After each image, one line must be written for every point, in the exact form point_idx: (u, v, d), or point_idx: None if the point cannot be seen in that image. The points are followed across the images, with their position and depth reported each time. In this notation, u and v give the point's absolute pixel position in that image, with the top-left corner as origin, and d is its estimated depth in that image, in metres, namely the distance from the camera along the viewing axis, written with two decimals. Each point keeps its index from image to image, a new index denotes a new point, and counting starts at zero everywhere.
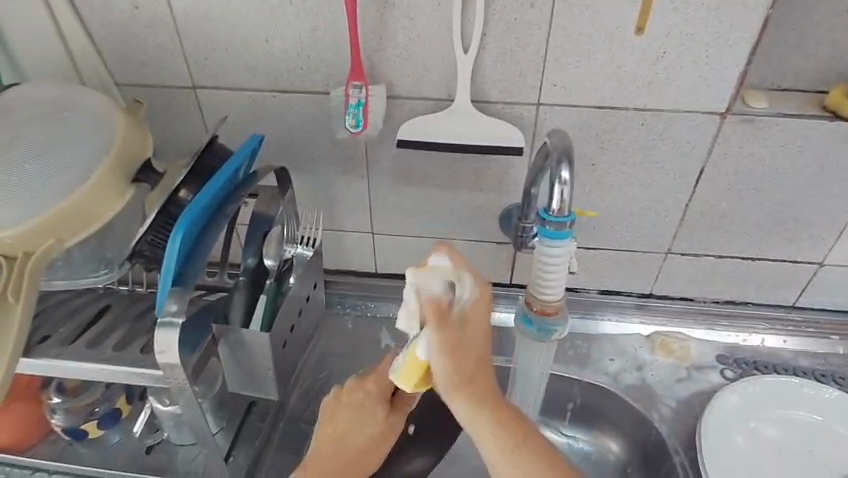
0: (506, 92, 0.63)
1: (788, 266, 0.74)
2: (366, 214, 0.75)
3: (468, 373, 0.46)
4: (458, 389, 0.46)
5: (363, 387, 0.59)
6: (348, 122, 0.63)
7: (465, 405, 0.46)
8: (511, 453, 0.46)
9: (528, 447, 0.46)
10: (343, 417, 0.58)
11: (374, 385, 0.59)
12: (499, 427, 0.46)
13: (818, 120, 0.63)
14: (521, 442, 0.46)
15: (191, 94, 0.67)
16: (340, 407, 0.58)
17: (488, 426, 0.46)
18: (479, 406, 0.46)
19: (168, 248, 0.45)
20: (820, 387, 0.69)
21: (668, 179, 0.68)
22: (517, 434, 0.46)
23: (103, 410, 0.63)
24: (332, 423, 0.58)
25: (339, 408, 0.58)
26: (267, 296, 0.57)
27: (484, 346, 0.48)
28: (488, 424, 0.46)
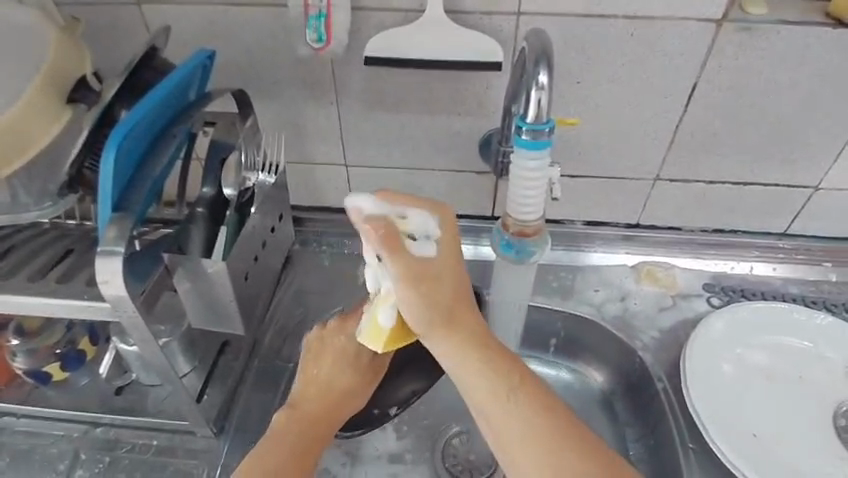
0: (483, 1, 0.58)
1: (781, 191, 0.71)
2: (337, 143, 0.70)
3: (445, 314, 0.45)
4: (444, 329, 0.45)
5: (345, 329, 0.56)
6: (310, 36, 0.56)
7: (448, 349, 0.45)
8: (504, 396, 0.43)
9: (522, 389, 0.43)
10: (327, 361, 0.55)
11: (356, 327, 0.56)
12: (491, 369, 0.44)
13: (822, 27, 0.58)
14: (512, 385, 0.43)
15: (136, 10, 0.61)
16: (323, 349, 0.55)
17: (481, 372, 0.44)
18: (467, 350, 0.44)
19: (102, 169, 0.40)
20: (811, 313, 0.67)
21: (658, 97, 0.63)
22: (506, 377, 0.44)
23: (67, 351, 0.62)
24: (315, 367, 0.55)
25: (322, 350, 0.55)
26: (228, 227, 0.53)
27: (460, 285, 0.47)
28: (476, 367, 0.44)
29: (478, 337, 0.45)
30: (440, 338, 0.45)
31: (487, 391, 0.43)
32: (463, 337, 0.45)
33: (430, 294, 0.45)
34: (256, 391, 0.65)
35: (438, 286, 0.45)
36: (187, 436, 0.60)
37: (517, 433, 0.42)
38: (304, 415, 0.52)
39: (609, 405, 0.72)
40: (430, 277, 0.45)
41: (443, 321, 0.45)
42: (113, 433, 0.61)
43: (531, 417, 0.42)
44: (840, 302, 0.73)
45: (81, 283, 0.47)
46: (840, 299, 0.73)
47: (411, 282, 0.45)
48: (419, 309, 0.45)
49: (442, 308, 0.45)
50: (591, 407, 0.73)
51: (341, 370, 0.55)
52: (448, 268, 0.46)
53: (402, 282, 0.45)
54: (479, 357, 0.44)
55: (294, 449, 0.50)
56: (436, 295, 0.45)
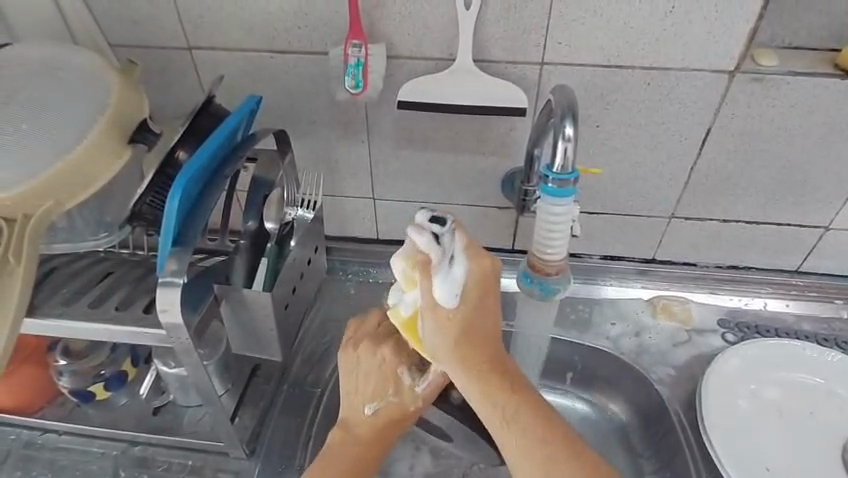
0: (509, 51, 0.62)
1: (793, 230, 0.74)
2: (367, 178, 0.74)
3: (471, 331, 0.48)
4: (458, 355, 0.48)
5: (377, 350, 0.55)
6: (348, 83, 0.61)
7: (464, 379, 0.48)
8: (507, 419, 0.46)
9: (525, 413, 0.46)
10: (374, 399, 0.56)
11: (391, 351, 0.55)
12: (495, 392, 0.47)
13: (830, 78, 0.61)
14: (515, 410, 0.46)
15: (187, 56, 0.66)
16: (363, 374, 0.56)
17: (490, 401, 0.47)
18: (479, 380, 0.47)
19: (167, 208, 0.45)
20: (822, 351, 0.69)
21: (673, 141, 0.67)
22: (512, 404, 0.47)
23: (110, 372, 0.65)
24: (363, 401, 0.56)
25: (359, 368, 0.56)
26: (269, 258, 0.58)
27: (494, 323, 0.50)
28: (485, 401, 0.47)
29: (493, 357, 0.48)
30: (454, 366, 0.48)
31: (494, 414, 0.47)
32: (478, 362, 0.48)
33: (481, 296, 0.48)
34: (285, 416, 0.67)
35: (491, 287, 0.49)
36: (220, 457, 0.63)
37: (521, 455, 0.46)
38: (352, 445, 0.56)
39: (626, 436, 0.73)
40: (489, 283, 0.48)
41: (464, 343, 0.48)
42: (150, 452, 0.64)
43: (536, 433, 0.46)
44: None
45: (139, 310, 0.51)
46: None
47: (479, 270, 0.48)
48: (468, 284, 0.47)
49: (473, 327, 0.48)
50: (608, 438, 0.74)
51: (391, 415, 0.56)
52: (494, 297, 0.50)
53: (473, 255, 0.48)
54: (486, 382, 0.47)
55: (347, 470, 0.55)
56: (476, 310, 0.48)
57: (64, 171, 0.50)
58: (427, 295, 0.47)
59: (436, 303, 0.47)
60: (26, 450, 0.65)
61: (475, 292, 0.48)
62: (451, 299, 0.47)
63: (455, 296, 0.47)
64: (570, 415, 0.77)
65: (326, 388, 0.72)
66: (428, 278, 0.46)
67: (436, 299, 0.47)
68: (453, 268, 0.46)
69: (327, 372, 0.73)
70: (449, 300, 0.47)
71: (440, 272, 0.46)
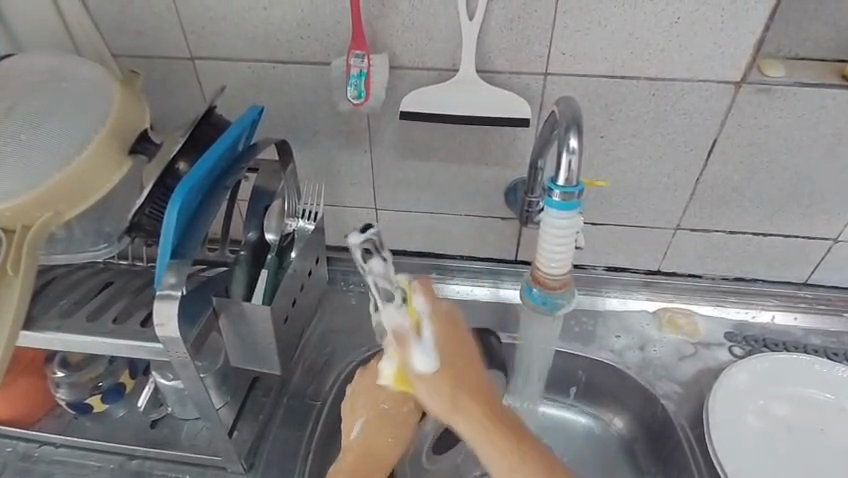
0: (512, 62, 0.61)
1: (801, 242, 0.73)
2: (369, 189, 0.74)
3: (459, 385, 0.47)
4: (452, 411, 0.47)
5: (369, 372, 0.58)
6: (351, 93, 0.60)
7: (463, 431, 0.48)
8: (515, 475, 0.46)
9: (526, 459, 0.46)
10: (368, 415, 0.57)
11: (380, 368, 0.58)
12: (499, 451, 0.46)
13: (838, 89, 0.60)
14: (521, 466, 0.46)
15: (190, 65, 0.66)
16: (358, 393, 0.58)
17: (492, 449, 0.46)
18: (477, 430, 0.47)
19: (166, 221, 0.44)
20: (832, 365, 0.68)
21: (678, 152, 0.66)
22: (513, 447, 0.46)
23: (107, 384, 0.64)
24: (353, 419, 0.57)
25: (357, 397, 0.58)
26: (269, 269, 0.57)
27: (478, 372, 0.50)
28: (490, 450, 0.47)
29: (493, 415, 0.47)
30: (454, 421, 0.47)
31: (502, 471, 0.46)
32: (469, 411, 0.47)
33: (456, 357, 0.49)
34: (285, 429, 0.67)
35: (463, 343, 0.50)
36: (216, 472, 0.62)
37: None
38: (346, 465, 0.55)
39: (632, 452, 0.72)
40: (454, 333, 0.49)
41: (457, 402, 0.47)
42: (147, 466, 0.63)
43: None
44: None
45: (136, 323, 0.51)
46: None
47: (446, 333, 0.49)
48: (439, 343, 0.48)
49: (462, 381, 0.48)
50: (613, 453, 0.73)
51: (381, 430, 0.57)
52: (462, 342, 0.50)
53: (436, 319, 0.49)
54: (491, 440, 0.47)
55: None
56: (458, 363, 0.48)
57: (62, 182, 0.50)
58: (405, 365, 0.48)
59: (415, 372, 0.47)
60: (22, 463, 0.64)
61: (448, 352, 0.48)
62: (431, 367, 0.47)
63: (433, 364, 0.47)
64: (573, 430, 0.76)
65: (326, 402, 0.70)
66: (401, 347, 0.48)
67: (414, 372, 0.47)
68: (419, 336, 0.47)
69: (328, 384, 0.72)
70: (424, 372, 0.47)
71: (413, 340, 0.47)
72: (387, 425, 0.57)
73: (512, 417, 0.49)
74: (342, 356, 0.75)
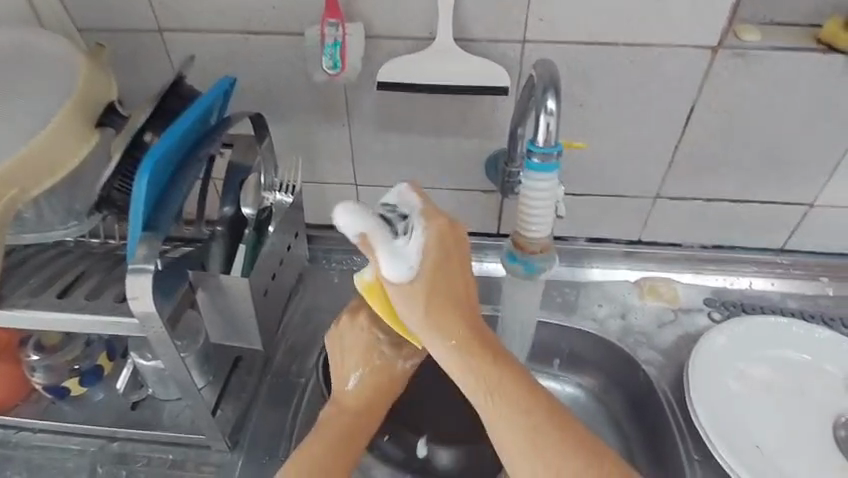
0: (490, 29, 0.61)
1: (777, 208, 0.74)
2: (348, 164, 0.73)
3: (443, 295, 0.46)
4: (433, 318, 0.45)
5: (356, 319, 0.53)
6: (326, 64, 0.59)
7: (440, 350, 0.45)
8: (490, 398, 0.43)
9: (514, 390, 0.43)
10: (362, 367, 0.53)
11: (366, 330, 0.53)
12: (474, 367, 0.44)
13: (813, 53, 0.61)
14: (499, 384, 0.43)
15: (158, 38, 0.64)
16: (345, 346, 0.54)
17: (473, 373, 0.44)
18: (460, 349, 0.44)
19: (136, 192, 0.43)
20: (810, 327, 0.68)
21: (657, 119, 0.66)
22: (499, 377, 0.44)
23: (85, 366, 0.64)
24: (346, 372, 0.54)
25: (343, 347, 0.54)
26: (247, 244, 0.55)
27: (462, 288, 0.47)
28: (471, 369, 0.44)
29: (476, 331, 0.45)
30: (428, 338, 0.45)
31: (473, 391, 0.44)
32: (451, 321, 0.45)
33: (446, 265, 0.46)
34: (267, 406, 0.67)
35: (453, 251, 0.47)
36: (201, 451, 0.62)
37: (503, 440, 0.43)
38: (334, 429, 0.51)
39: (615, 418, 0.73)
40: (449, 240, 0.47)
41: (435, 315, 0.45)
42: (129, 448, 0.62)
43: (518, 423, 0.42)
44: (836, 316, 0.76)
45: (110, 299, 0.50)
46: (837, 313, 0.76)
47: (440, 237, 0.47)
48: (435, 248, 0.46)
49: (445, 292, 0.46)
50: (597, 420, 0.74)
51: (374, 384, 0.54)
52: (452, 257, 0.47)
53: (428, 222, 0.47)
54: (468, 355, 0.44)
55: (334, 453, 0.50)
56: (447, 269, 0.46)
57: (29, 155, 0.48)
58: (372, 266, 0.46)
59: (382, 271, 0.46)
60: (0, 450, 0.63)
61: (440, 262, 0.46)
62: (404, 275, 0.45)
63: (407, 269, 0.45)
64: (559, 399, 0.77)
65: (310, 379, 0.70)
66: (370, 254, 0.46)
67: (382, 268, 0.46)
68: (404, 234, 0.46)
69: (311, 362, 0.72)
70: (393, 269, 0.45)
71: (383, 242, 0.45)
72: (380, 383, 0.54)
73: (495, 341, 0.46)
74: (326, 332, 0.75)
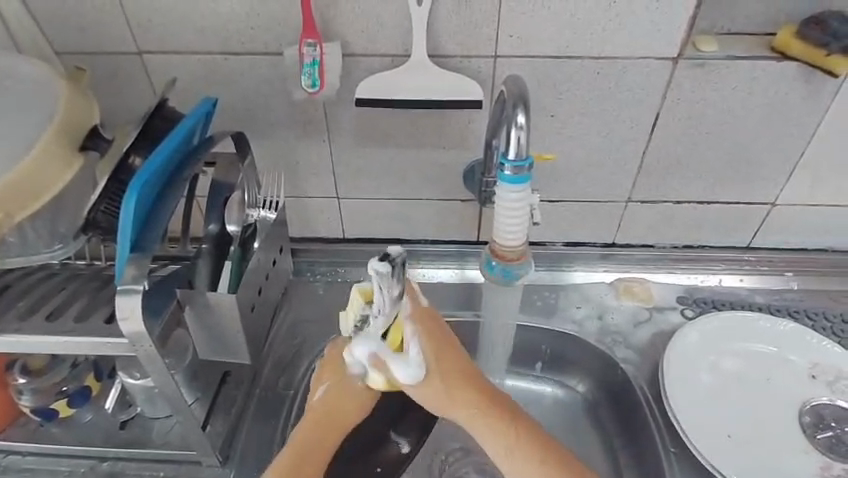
0: (463, 46, 0.63)
1: (742, 208, 0.78)
2: (331, 178, 0.75)
3: (440, 368, 0.48)
4: (439, 385, 0.48)
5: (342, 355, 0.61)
6: (305, 82, 0.61)
7: (459, 413, 0.49)
8: (508, 455, 0.48)
9: (525, 441, 0.48)
10: None
11: None
12: (496, 432, 0.48)
13: (767, 61, 0.65)
14: (513, 440, 0.48)
15: (137, 60, 0.65)
16: None
17: (487, 431, 0.49)
18: (467, 409, 0.49)
19: (123, 215, 0.44)
20: (775, 320, 0.72)
21: (624, 127, 0.70)
22: (512, 434, 0.48)
23: (72, 388, 0.63)
24: None
25: None
26: (232, 262, 0.57)
27: (462, 360, 0.50)
28: (486, 426, 0.49)
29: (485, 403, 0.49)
30: (450, 408, 0.49)
31: (500, 449, 0.48)
32: (452, 386, 0.49)
33: (441, 340, 0.49)
34: (259, 419, 0.68)
35: (440, 326, 0.50)
36: (192, 466, 0.63)
37: None
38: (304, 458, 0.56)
39: (595, 415, 0.76)
40: (434, 317, 0.50)
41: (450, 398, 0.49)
42: (119, 467, 0.63)
43: (542, 473, 0.47)
44: (801, 308, 0.80)
45: (99, 321, 0.50)
46: (802, 306, 0.80)
47: (426, 322, 0.49)
48: (427, 331, 0.49)
49: (443, 356, 0.49)
50: (579, 417, 0.77)
51: None
52: (439, 332, 0.50)
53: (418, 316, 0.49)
54: (478, 409, 0.49)
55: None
56: (440, 340, 0.49)
57: (15, 180, 0.49)
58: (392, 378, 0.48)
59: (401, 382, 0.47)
60: None
61: (432, 340, 0.49)
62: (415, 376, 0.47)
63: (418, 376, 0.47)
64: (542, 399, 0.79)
65: (299, 391, 0.72)
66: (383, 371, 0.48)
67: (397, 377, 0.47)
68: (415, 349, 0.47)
69: (300, 373, 0.74)
70: (409, 376, 0.47)
71: (393, 361, 0.47)
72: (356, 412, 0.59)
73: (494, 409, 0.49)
74: (313, 344, 0.77)
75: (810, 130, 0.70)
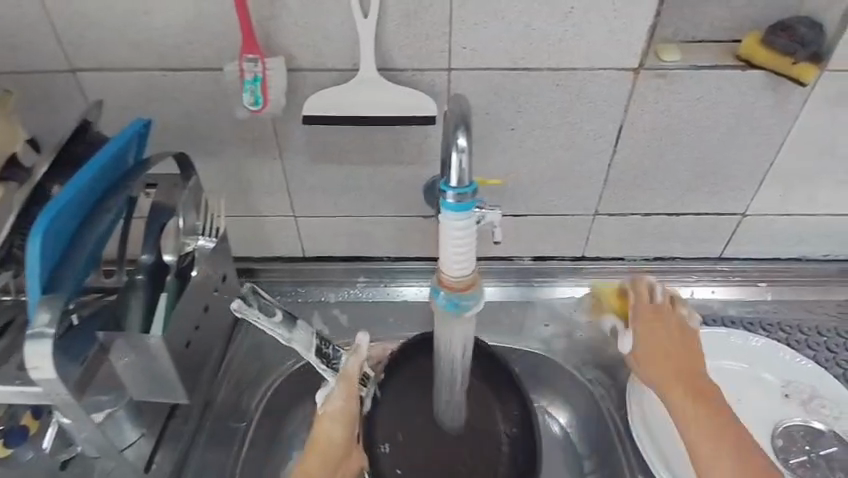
0: (414, 59, 0.60)
1: (712, 219, 0.76)
2: (285, 197, 0.72)
3: (682, 365, 0.60)
4: (677, 380, 0.60)
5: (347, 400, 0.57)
6: (247, 100, 0.58)
7: (683, 401, 0.59)
8: (703, 425, 0.57)
9: (707, 415, 0.58)
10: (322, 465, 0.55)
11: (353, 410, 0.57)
12: (715, 426, 0.57)
13: (732, 70, 0.62)
14: (701, 412, 0.58)
15: (72, 79, 0.61)
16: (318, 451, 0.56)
17: (690, 414, 0.58)
18: (693, 408, 0.58)
19: (30, 256, 0.42)
20: (746, 336, 0.70)
21: (588, 140, 0.67)
22: (711, 415, 0.57)
23: (9, 428, 0.60)
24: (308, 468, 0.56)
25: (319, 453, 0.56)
26: (168, 295, 0.53)
27: (691, 357, 0.61)
28: (699, 412, 0.58)
29: (668, 351, 0.61)
30: (692, 419, 0.58)
31: (704, 430, 0.57)
32: (686, 388, 0.59)
33: (657, 331, 0.62)
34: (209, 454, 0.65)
35: (672, 326, 0.63)
36: None
37: (716, 459, 0.55)
38: None
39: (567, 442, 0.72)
40: (686, 332, 0.63)
41: (649, 339, 0.62)
42: None
43: (717, 436, 0.56)
44: (774, 321, 0.78)
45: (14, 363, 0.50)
46: (776, 318, 0.78)
47: (649, 319, 0.63)
48: (651, 330, 0.62)
49: (682, 352, 0.61)
50: None
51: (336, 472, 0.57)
52: (673, 334, 0.62)
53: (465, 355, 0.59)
54: (695, 402, 0.58)
55: None
56: (666, 335, 0.62)
57: None
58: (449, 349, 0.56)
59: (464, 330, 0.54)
60: None
61: (655, 334, 0.62)
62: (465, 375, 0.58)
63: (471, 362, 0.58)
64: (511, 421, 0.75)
65: (252, 422, 0.68)
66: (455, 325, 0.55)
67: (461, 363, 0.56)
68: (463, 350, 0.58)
69: (255, 400, 0.70)
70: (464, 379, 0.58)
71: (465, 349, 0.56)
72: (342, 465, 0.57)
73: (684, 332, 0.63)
74: (269, 372, 0.73)
75: (779, 139, 0.68)
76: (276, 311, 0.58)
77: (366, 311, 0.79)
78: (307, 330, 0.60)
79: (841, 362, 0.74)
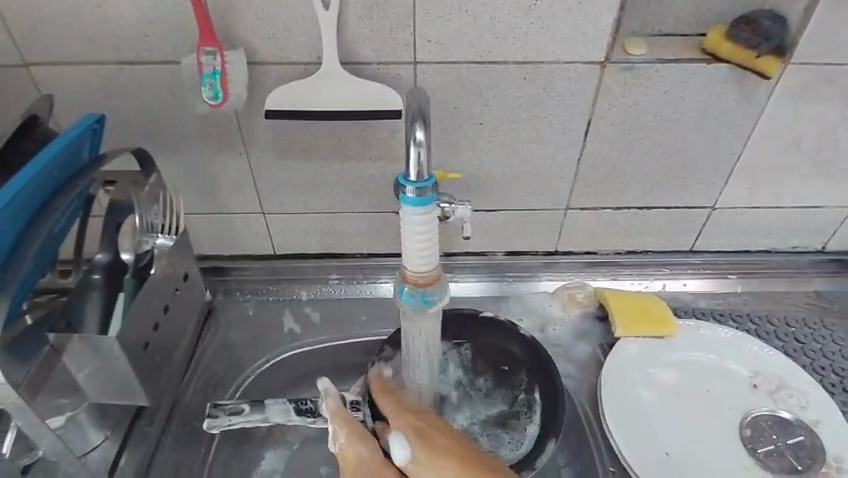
0: (379, 52, 0.59)
1: (682, 212, 0.76)
2: (253, 194, 0.70)
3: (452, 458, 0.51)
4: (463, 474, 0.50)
5: (346, 426, 0.56)
6: (207, 94, 0.57)
7: None
8: None
9: None
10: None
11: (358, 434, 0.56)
12: None
13: (697, 63, 0.62)
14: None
15: (25, 72, 0.59)
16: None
17: None
18: None
19: None
20: (714, 328, 0.71)
21: (558, 134, 0.67)
22: None
23: None
24: None
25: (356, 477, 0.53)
26: (126, 293, 0.54)
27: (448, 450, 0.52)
28: None
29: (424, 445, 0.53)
30: None
31: None
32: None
33: (427, 428, 0.54)
34: (176, 454, 0.64)
35: (440, 428, 0.55)
36: None
37: None
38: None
39: None
40: (425, 425, 0.55)
41: (421, 442, 0.53)
42: None
43: None
44: (744, 312, 0.78)
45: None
46: (745, 310, 0.79)
47: (408, 421, 0.55)
48: (421, 440, 0.53)
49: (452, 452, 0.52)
50: None
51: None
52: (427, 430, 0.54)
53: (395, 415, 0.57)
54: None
55: None
56: (423, 432, 0.54)
57: None
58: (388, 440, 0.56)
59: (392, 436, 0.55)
60: None
61: (432, 432, 0.54)
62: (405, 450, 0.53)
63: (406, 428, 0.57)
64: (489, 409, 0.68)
65: None
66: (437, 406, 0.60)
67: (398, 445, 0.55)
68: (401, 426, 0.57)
69: (226, 397, 0.69)
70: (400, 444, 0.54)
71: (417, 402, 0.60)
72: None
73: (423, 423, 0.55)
74: (237, 371, 0.72)
75: (745, 132, 0.68)
76: (241, 404, 0.63)
77: (338, 309, 0.77)
78: (279, 401, 0.64)
79: (809, 352, 0.74)
